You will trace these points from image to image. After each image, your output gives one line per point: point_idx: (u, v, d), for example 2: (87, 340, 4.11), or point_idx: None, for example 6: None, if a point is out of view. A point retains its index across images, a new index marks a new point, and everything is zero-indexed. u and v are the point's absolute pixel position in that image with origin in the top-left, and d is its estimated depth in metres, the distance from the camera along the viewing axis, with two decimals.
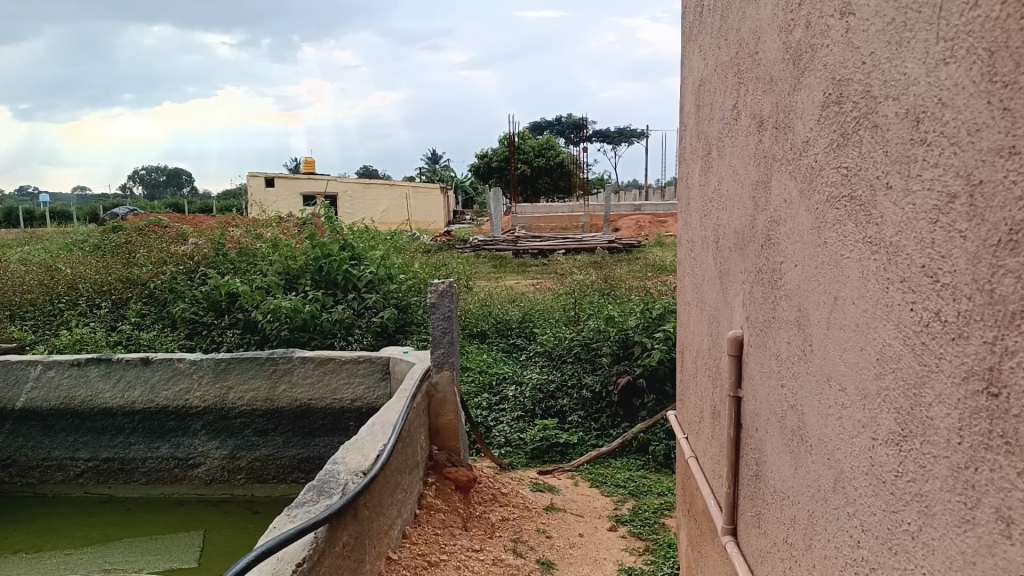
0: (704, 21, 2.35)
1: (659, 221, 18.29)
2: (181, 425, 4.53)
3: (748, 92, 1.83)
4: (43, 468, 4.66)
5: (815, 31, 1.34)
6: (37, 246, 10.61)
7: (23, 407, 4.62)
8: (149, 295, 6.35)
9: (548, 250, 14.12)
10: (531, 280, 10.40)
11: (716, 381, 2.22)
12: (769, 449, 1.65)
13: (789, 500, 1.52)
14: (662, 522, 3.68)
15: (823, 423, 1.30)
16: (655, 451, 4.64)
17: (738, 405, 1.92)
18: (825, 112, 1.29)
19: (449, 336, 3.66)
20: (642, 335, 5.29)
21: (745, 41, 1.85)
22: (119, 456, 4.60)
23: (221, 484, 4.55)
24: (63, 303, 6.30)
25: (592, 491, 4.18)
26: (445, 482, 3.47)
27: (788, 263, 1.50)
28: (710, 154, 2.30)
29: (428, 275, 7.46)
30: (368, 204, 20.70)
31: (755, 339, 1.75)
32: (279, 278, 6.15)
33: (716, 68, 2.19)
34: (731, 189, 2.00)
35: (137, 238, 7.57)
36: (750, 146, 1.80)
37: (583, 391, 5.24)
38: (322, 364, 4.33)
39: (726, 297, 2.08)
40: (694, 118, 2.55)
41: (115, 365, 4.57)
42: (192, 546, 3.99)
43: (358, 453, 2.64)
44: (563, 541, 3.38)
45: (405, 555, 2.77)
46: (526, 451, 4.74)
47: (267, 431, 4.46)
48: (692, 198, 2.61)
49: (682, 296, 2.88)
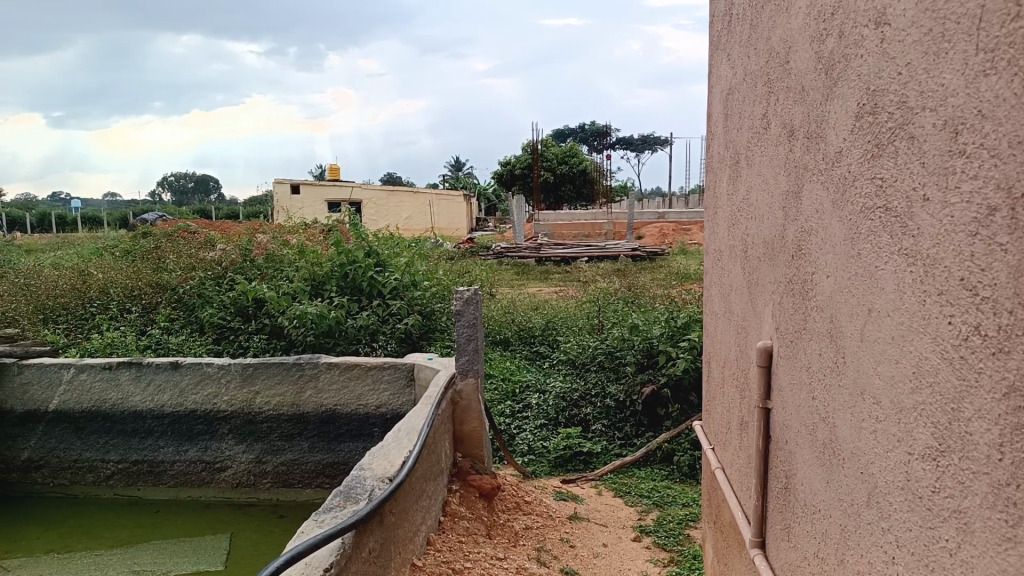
0: (732, 30, 2.34)
1: (682, 229, 18.26)
2: (209, 429, 4.58)
3: (779, 101, 1.82)
4: (74, 469, 4.75)
5: (848, 41, 1.33)
6: (68, 251, 10.89)
7: (55, 409, 4.71)
8: (178, 300, 6.45)
9: (570, 257, 14.12)
10: (553, 288, 10.42)
11: (743, 392, 2.20)
12: (800, 461, 1.64)
13: (820, 514, 1.50)
14: (687, 533, 3.64)
15: (856, 436, 1.28)
16: (679, 462, 4.61)
17: (767, 417, 1.90)
18: (859, 122, 1.28)
19: (474, 343, 3.66)
20: (666, 344, 5.25)
21: (775, 50, 1.84)
22: (148, 459, 4.67)
23: (248, 488, 4.60)
24: (94, 307, 6.42)
25: (616, 500, 4.16)
26: (469, 489, 3.47)
27: (820, 274, 1.49)
28: (738, 163, 2.28)
29: (451, 282, 7.49)
30: (391, 211, 20.86)
31: (784, 350, 1.74)
32: (305, 285, 6.22)
33: (744, 77, 2.19)
34: (761, 199, 1.99)
35: (166, 244, 7.71)
36: (781, 156, 1.79)
37: (607, 400, 5.23)
38: (347, 369, 4.35)
39: (756, 307, 2.06)
40: (722, 127, 2.54)
41: (145, 369, 4.62)
42: (219, 549, 4.03)
43: (384, 459, 2.65)
44: (587, 550, 3.36)
45: (430, 562, 2.77)
46: (549, 459, 4.74)
47: (292, 435, 4.50)
48: (720, 206, 2.59)
49: (708, 305, 2.85)
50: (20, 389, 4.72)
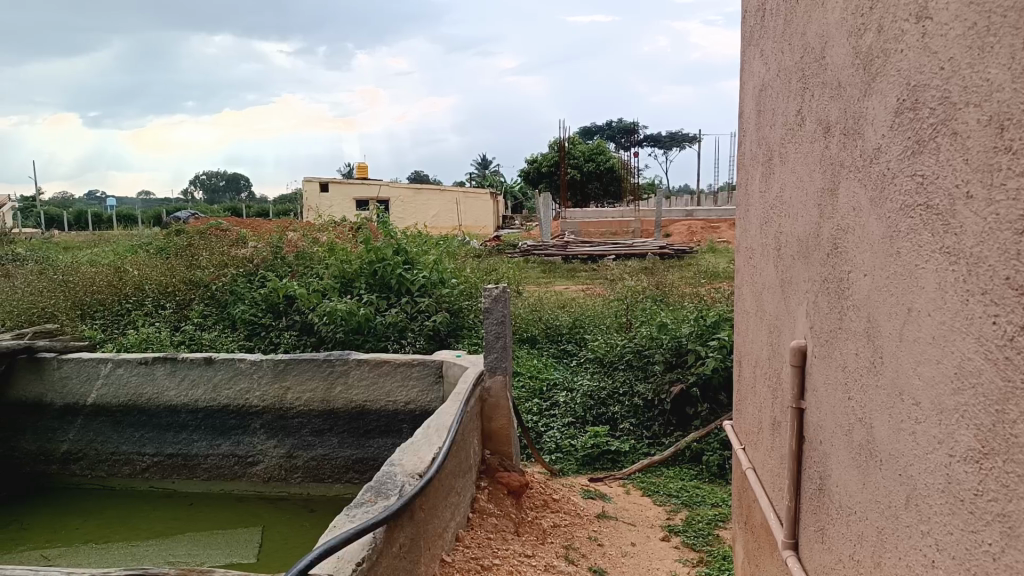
0: (765, 26, 2.32)
1: (710, 227, 18.08)
2: (241, 423, 4.65)
3: (814, 97, 1.79)
4: (112, 462, 4.86)
5: (887, 35, 1.31)
6: (104, 249, 11.12)
7: (93, 403, 4.81)
8: (210, 296, 6.56)
9: (597, 256, 14.05)
10: (580, 286, 10.40)
11: (776, 392, 2.18)
12: (835, 462, 1.61)
13: (855, 516, 1.48)
14: (716, 533, 3.61)
15: (894, 438, 1.27)
16: (708, 461, 4.56)
17: (801, 417, 1.88)
18: (898, 118, 1.26)
19: (502, 341, 3.67)
20: (696, 343, 5.21)
21: (811, 46, 1.81)
22: (183, 452, 4.76)
23: (279, 482, 4.68)
24: (130, 303, 6.55)
25: (644, 500, 4.14)
26: (498, 486, 3.49)
27: (857, 273, 1.46)
28: (771, 160, 2.26)
29: (478, 279, 7.51)
30: (419, 209, 20.98)
31: (819, 350, 1.72)
32: (335, 282, 6.29)
33: (778, 73, 2.16)
34: (795, 196, 1.96)
35: (199, 242, 7.84)
36: (816, 152, 1.76)
37: (635, 399, 5.20)
38: (376, 366, 4.38)
39: (789, 306, 2.03)
40: (754, 124, 2.52)
41: (179, 364, 4.70)
42: (251, 542, 4.09)
43: (414, 454, 2.67)
44: (615, 549, 3.35)
45: (458, 558, 2.79)
46: (577, 458, 4.73)
47: (323, 431, 4.55)
48: (752, 204, 2.56)
49: (739, 304, 2.83)
50: (59, 383, 4.83)
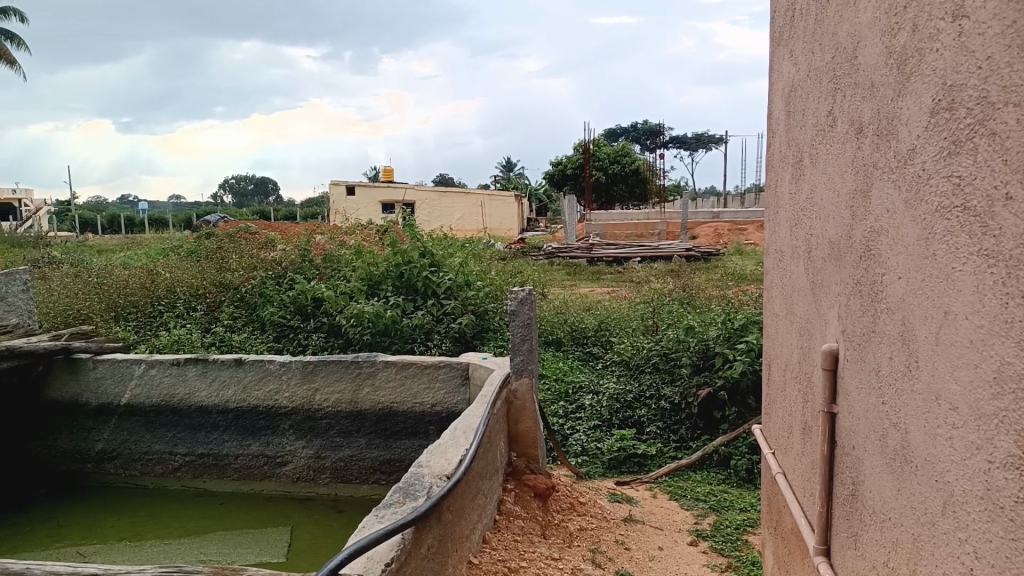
0: (795, 25, 2.30)
1: (737, 229, 17.90)
2: (270, 424, 4.71)
3: (846, 98, 1.77)
4: (145, 461, 4.95)
5: (922, 34, 1.29)
6: (136, 251, 11.34)
7: (126, 403, 4.90)
8: (240, 299, 6.65)
9: (622, 258, 13.99)
10: (606, 289, 10.37)
11: (807, 396, 2.15)
12: (868, 467, 1.59)
13: (890, 522, 1.46)
14: (745, 538, 3.57)
15: (930, 443, 1.25)
16: (737, 466, 4.52)
17: (833, 421, 1.85)
18: (934, 118, 1.25)
19: (528, 344, 3.67)
20: (723, 346, 5.16)
21: (843, 45, 1.79)
22: (214, 452, 4.83)
23: (308, 482, 4.73)
24: (162, 305, 6.66)
25: (671, 504, 4.12)
26: (524, 488, 3.50)
27: (891, 275, 1.45)
28: (802, 161, 2.23)
29: (504, 282, 7.53)
30: (444, 211, 21.07)
31: (851, 353, 1.69)
32: (362, 284, 6.35)
33: (808, 73, 2.14)
34: (826, 198, 1.94)
35: (229, 245, 7.96)
36: (848, 153, 1.74)
37: (661, 402, 5.17)
38: (403, 368, 4.41)
39: (820, 309, 2.01)
40: (784, 124, 2.49)
41: (210, 365, 4.77)
42: (281, 541, 4.14)
43: (441, 456, 2.69)
44: (642, 553, 3.33)
45: (485, 560, 2.79)
46: (603, 461, 4.72)
47: (350, 432, 4.59)
48: (782, 206, 2.54)
49: (768, 306, 2.80)
50: (94, 383, 4.93)
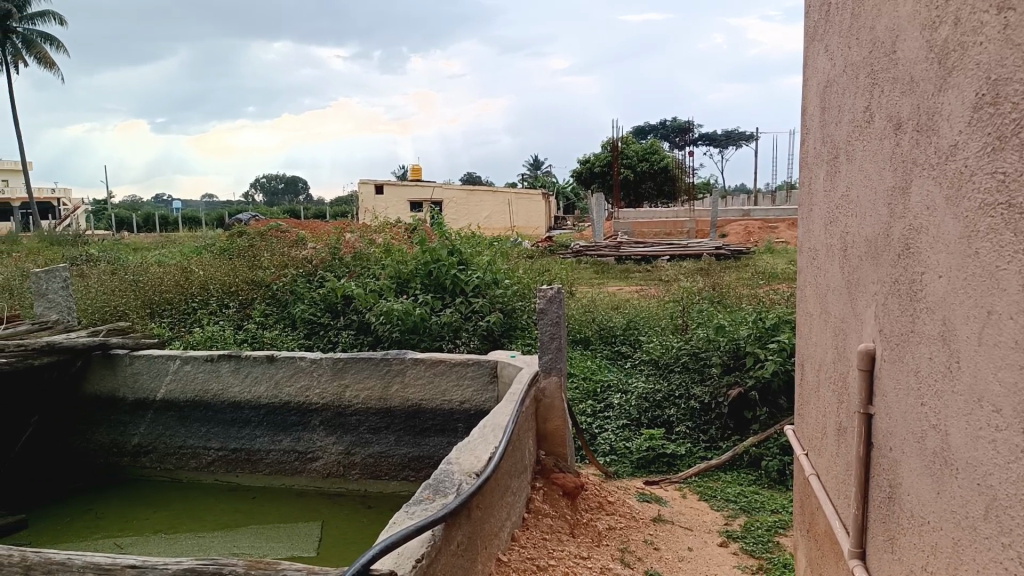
0: (831, 19, 2.26)
1: (768, 227, 17.69)
2: (301, 420, 4.77)
3: (884, 93, 1.74)
4: (179, 455, 5.04)
5: (965, 27, 1.26)
6: (170, 249, 11.55)
7: (162, 398, 5.00)
8: (272, 296, 6.74)
9: (651, 256, 13.89)
10: (634, 287, 10.31)
11: (842, 397, 2.12)
12: (906, 470, 1.56)
13: (929, 526, 1.43)
14: (776, 540, 3.52)
15: (972, 446, 1.22)
16: (768, 467, 4.46)
17: (869, 423, 1.82)
18: (977, 113, 1.22)
19: (557, 342, 3.66)
20: (754, 345, 5.10)
21: (881, 40, 1.75)
22: (246, 447, 4.91)
23: (338, 478, 4.79)
24: (196, 302, 6.77)
25: (701, 504, 4.08)
26: (553, 487, 3.50)
27: (930, 274, 1.42)
28: (837, 157, 2.19)
29: (532, 280, 7.53)
30: (471, 210, 21.13)
31: (889, 354, 1.66)
32: (391, 283, 6.40)
33: (845, 68, 2.10)
34: (863, 195, 1.91)
35: (261, 243, 8.06)
36: (886, 149, 1.71)
37: (691, 402, 5.13)
38: (432, 366, 4.43)
39: (856, 309, 1.98)
40: (819, 120, 2.45)
41: (243, 361, 4.83)
42: (312, 536, 4.19)
43: (470, 453, 2.70)
44: (672, 553, 3.31)
45: (514, 558, 2.80)
46: (632, 460, 4.69)
47: (380, 428, 4.63)
48: (816, 204, 2.50)
49: (802, 306, 2.77)
50: (131, 378, 5.03)
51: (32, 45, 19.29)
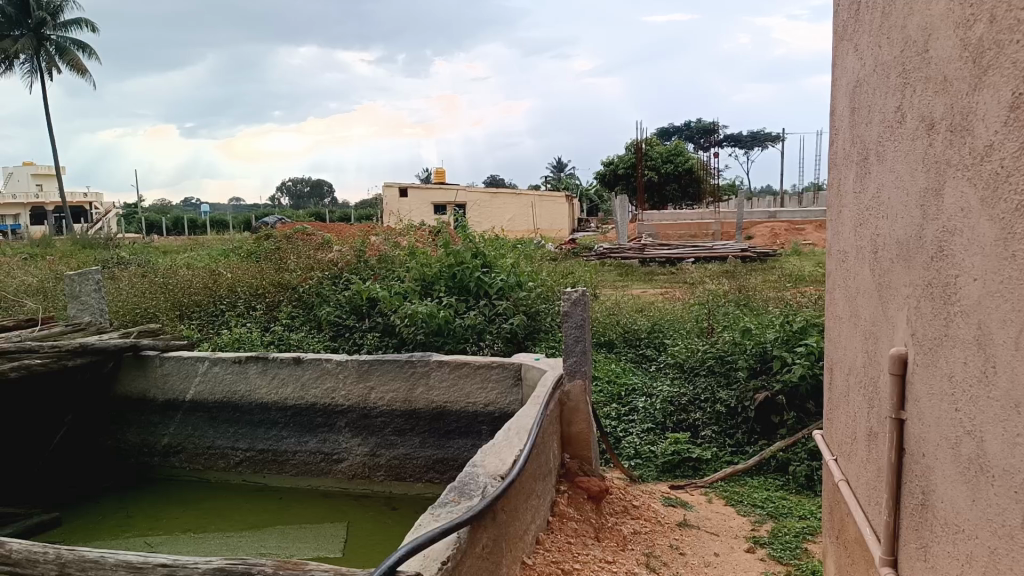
0: (861, 19, 2.23)
1: (795, 229, 17.50)
2: (327, 421, 4.81)
3: (916, 93, 1.71)
4: (208, 455, 5.11)
5: (1001, 26, 1.23)
6: (199, 252, 11.72)
7: (191, 399, 5.07)
8: (298, 298, 6.81)
9: (676, 258, 13.81)
10: (658, 290, 10.25)
11: (873, 401, 2.09)
12: (939, 476, 1.53)
13: (964, 534, 1.40)
14: (805, 547, 3.47)
15: (1009, 453, 1.19)
16: (796, 472, 4.40)
17: (901, 428, 1.79)
18: (1013, 114, 1.19)
19: (582, 345, 3.65)
20: (781, 349, 5.05)
21: (913, 39, 1.73)
22: (273, 448, 4.96)
23: (363, 480, 4.82)
24: (224, 304, 6.86)
25: (727, 509, 4.04)
26: (578, 490, 3.50)
27: (965, 277, 1.39)
28: (867, 158, 2.16)
29: (555, 283, 7.52)
30: (495, 212, 21.17)
31: (922, 358, 1.63)
32: (415, 285, 6.43)
33: (875, 68, 2.07)
34: (894, 197, 1.88)
35: (287, 246, 8.15)
36: (918, 150, 1.68)
37: (717, 406, 5.08)
38: (457, 368, 4.45)
39: (888, 312, 1.94)
40: (848, 121, 2.42)
41: (270, 363, 4.88)
42: (337, 537, 4.22)
43: (495, 456, 2.70)
44: (698, 559, 3.28)
45: (539, 561, 2.79)
46: (657, 464, 4.66)
47: (404, 430, 4.65)
48: (845, 205, 2.46)
49: (831, 309, 2.73)
50: (161, 379, 5.11)
51: (65, 52, 19.74)
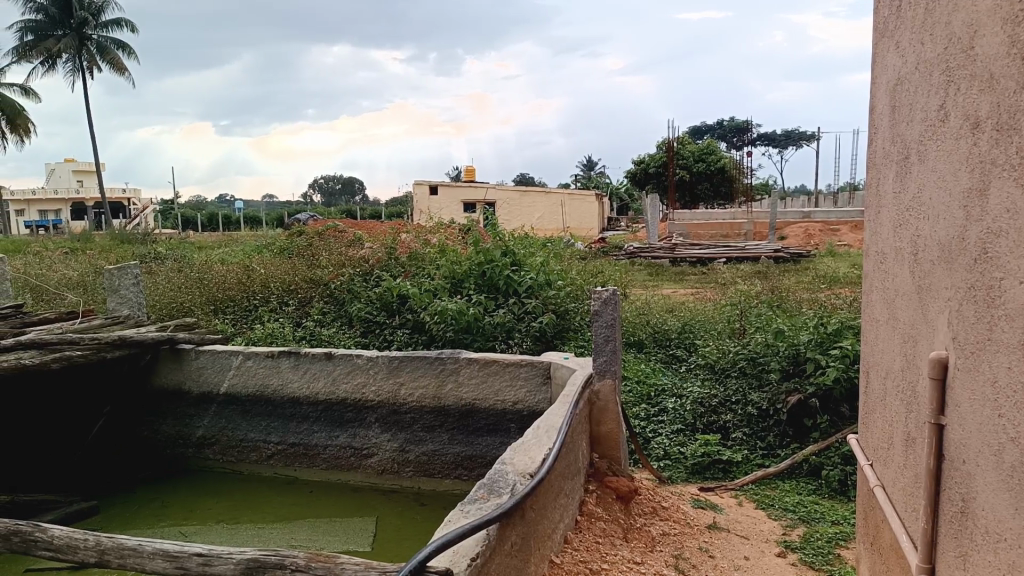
0: (903, 15, 2.18)
1: (829, 229, 17.21)
2: (358, 417, 4.86)
3: (960, 91, 1.67)
4: (240, 448, 5.20)
5: None
6: (233, 248, 11.91)
7: (225, 392, 5.15)
8: (330, 294, 6.89)
9: (707, 258, 13.67)
10: (689, 290, 10.16)
11: (910, 406, 2.04)
12: (980, 484, 1.50)
13: (1006, 543, 1.37)
14: (837, 553, 3.41)
15: None
16: (829, 476, 4.33)
17: (940, 434, 1.75)
18: None
19: (612, 344, 3.64)
20: (815, 351, 4.97)
21: (958, 36, 1.69)
22: (304, 442, 5.02)
23: (392, 475, 4.86)
24: (258, 299, 6.96)
25: (758, 512, 3.99)
26: (606, 490, 3.49)
27: (1010, 280, 1.36)
28: (908, 158, 2.12)
29: (585, 282, 7.50)
30: (524, 211, 21.16)
31: (963, 363, 1.59)
32: (445, 282, 6.46)
33: (917, 66, 2.03)
34: (936, 197, 1.84)
35: (319, 243, 8.24)
36: (962, 150, 1.64)
37: (748, 408, 5.02)
38: (486, 366, 4.46)
39: (927, 315, 1.90)
40: (888, 120, 2.38)
41: (302, 357, 4.94)
42: (367, 531, 4.26)
43: (525, 454, 2.70)
44: (727, 562, 3.24)
45: (567, 560, 2.79)
46: (686, 466, 4.63)
47: (434, 427, 4.68)
48: (884, 204, 2.42)
49: (868, 311, 2.68)
50: (196, 372, 5.20)
51: (106, 51, 20.17)
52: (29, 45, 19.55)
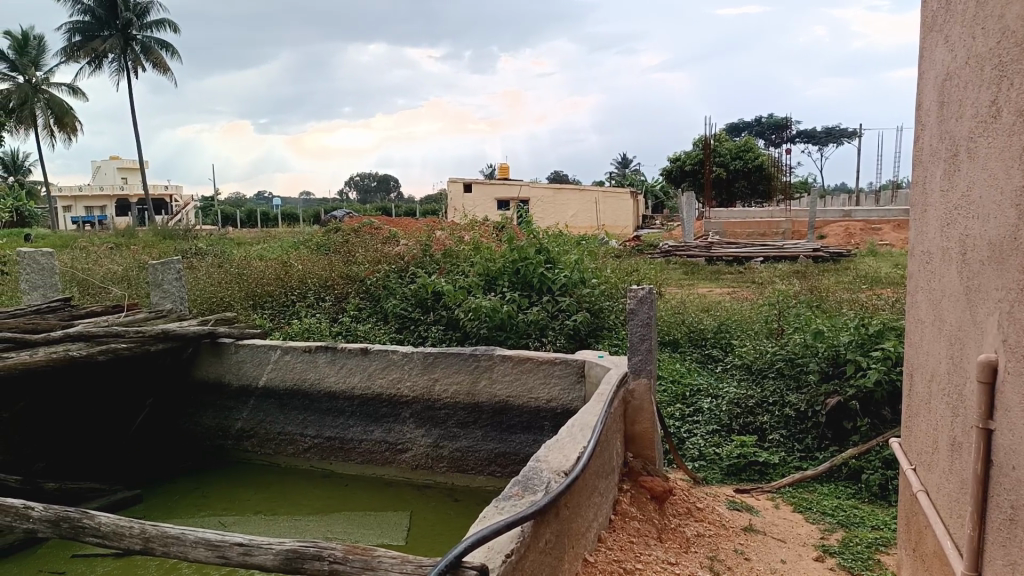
0: (952, 9, 2.13)
1: (871, 228, 16.80)
2: (393, 412, 4.90)
3: (1014, 86, 1.62)
4: (278, 441, 5.29)
5: None
6: (271, 245, 12.11)
7: (263, 386, 5.24)
8: (366, 291, 6.96)
9: (744, 257, 13.47)
10: (726, 289, 10.01)
11: (957, 410, 1.99)
12: None
13: None
14: (878, 558, 3.34)
15: None
16: (869, 480, 4.24)
17: (988, 439, 1.70)
18: None
19: (647, 343, 3.61)
20: (856, 353, 4.86)
21: (1011, 29, 1.63)
22: (340, 436, 5.09)
23: (426, 470, 4.89)
24: (295, 295, 7.07)
25: (795, 516, 3.93)
26: (641, 490, 3.47)
27: None
28: (957, 156, 2.06)
29: (619, 279, 7.45)
30: (558, 208, 21.09)
31: (1015, 366, 1.55)
32: (480, 280, 6.48)
33: (968, 61, 1.97)
34: (986, 195, 1.79)
35: (355, 239, 8.33)
36: (1015, 147, 1.59)
37: (786, 409, 4.95)
38: (520, 363, 4.46)
39: (976, 317, 1.85)
40: (936, 117, 2.32)
41: (338, 353, 5.00)
42: (401, 525, 4.30)
43: (559, 452, 2.70)
44: (764, 565, 3.19)
45: (601, 559, 2.79)
46: (721, 467, 4.58)
47: (467, 423, 4.71)
48: (931, 204, 2.36)
49: (913, 312, 2.61)
50: (236, 366, 5.31)
51: (150, 51, 20.64)
52: (77, 45, 20.11)
